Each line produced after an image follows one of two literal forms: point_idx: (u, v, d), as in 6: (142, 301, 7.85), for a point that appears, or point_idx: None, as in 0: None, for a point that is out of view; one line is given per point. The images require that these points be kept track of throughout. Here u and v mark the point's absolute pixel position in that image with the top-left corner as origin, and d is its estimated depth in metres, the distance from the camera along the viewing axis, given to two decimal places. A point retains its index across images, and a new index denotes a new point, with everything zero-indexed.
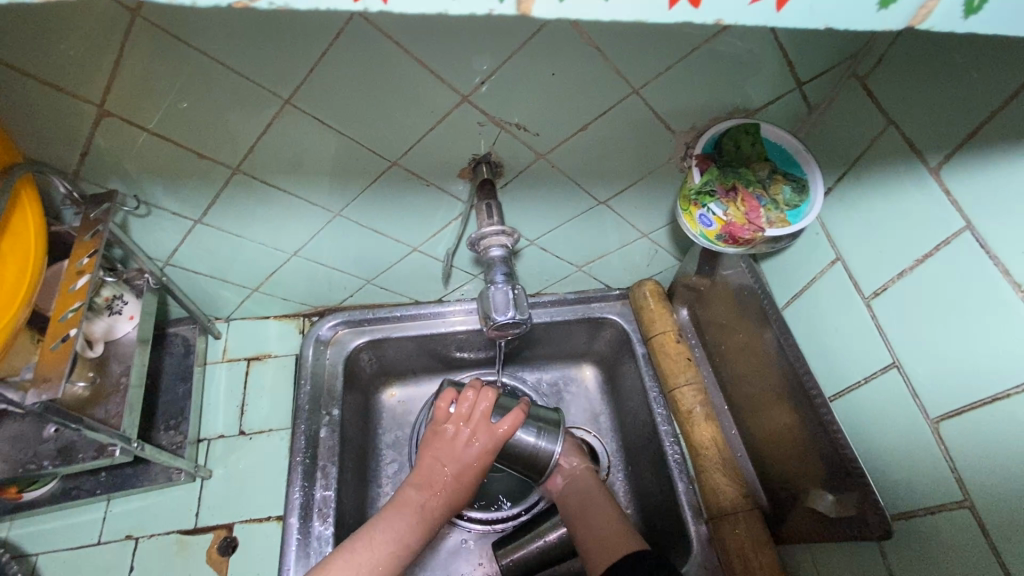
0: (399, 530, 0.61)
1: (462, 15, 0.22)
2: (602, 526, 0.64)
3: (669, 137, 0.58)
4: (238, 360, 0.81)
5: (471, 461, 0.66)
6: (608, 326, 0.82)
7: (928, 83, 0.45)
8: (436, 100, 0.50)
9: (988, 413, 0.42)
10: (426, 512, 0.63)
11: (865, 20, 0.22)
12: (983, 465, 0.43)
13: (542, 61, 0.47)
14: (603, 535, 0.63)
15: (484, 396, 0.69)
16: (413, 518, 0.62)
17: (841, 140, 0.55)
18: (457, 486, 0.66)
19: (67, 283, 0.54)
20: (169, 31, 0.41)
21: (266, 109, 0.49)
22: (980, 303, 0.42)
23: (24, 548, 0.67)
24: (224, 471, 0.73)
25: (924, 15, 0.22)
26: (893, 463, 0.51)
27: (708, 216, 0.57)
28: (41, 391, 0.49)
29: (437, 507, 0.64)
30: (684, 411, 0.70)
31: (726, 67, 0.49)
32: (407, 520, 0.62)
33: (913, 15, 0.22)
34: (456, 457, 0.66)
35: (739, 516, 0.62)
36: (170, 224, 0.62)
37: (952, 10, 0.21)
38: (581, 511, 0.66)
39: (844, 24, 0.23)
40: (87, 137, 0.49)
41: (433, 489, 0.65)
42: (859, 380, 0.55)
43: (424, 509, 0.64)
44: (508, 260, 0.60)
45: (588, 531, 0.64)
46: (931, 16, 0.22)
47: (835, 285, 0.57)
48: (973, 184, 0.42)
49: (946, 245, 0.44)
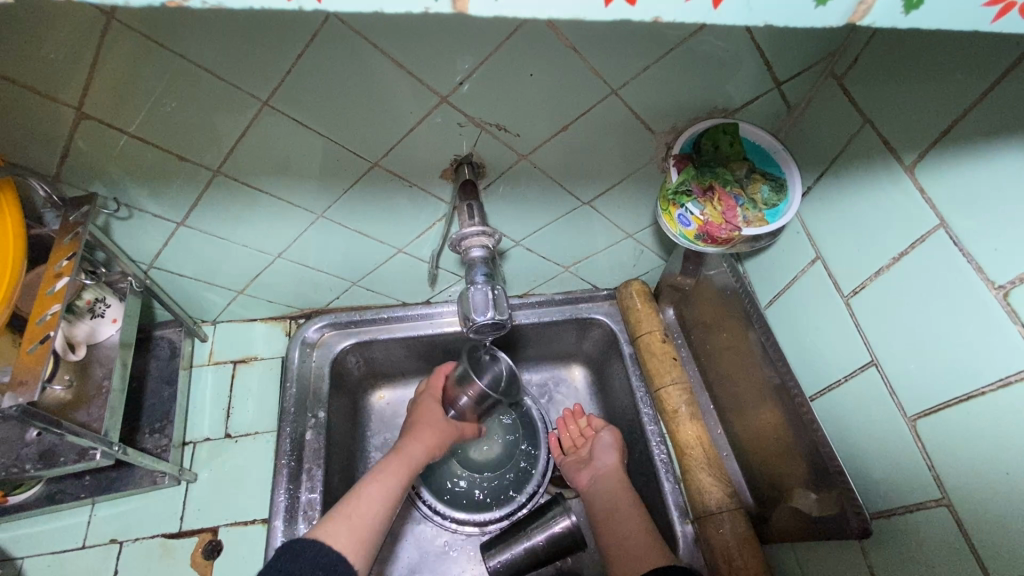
0: (384, 473, 0.63)
1: (399, 12, 0.22)
2: (633, 527, 0.64)
3: (650, 137, 0.58)
4: (225, 363, 0.81)
5: (431, 409, 0.73)
6: (595, 326, 0.82)
7: (905, 80, 0.45)
8: (416, 102, 0.50)
9: (964, 411, 0.42)
10: (409, 457, 0.66)
11: (804, 16, 0.22)
12: (960, 462, 0.43)
13: (520, 62, 0.47)
14: (629, 541, 0.63)
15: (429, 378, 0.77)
16: (394, 463, 0.65)
17: (820, 139, 0.55)
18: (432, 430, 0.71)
19: (45, 286, 0.54)
20: (146, 34, 0.41)
21: (245, 111, 0.49)
22: (956, 301, 0.42)
23: (7, 553, 0.67)
24: (209, 474, 0.73)
25: (864, 11, 0.22)
26: (872, 461, 0.52)
27: (686, 215, 0.57)
28: (17, 395, 0.49)
29: (415, 452, 0.67)
30: (669, 410, 0.70)
31: (704, 67, 0.50)
32: (388, 468, 0.64)
33: (853, 11, 0.22)
34: (419, 411, 0.73)
35: (725, 515, 0.62)
36: (153, 227, 0.62)
37: (893, 5, 0.22)
38: (613, 513, 0.67)
39: (782, 21, 0.23)
40: (66, 140, 0.49)
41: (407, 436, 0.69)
42: (839, 379, 0.55)
43: (403, 454, 0.67)
44: (488, 260, 0.60)
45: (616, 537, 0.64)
46: (871, 12, 0.22)
47: (816, 284, 0.57)
48: (946, 182, 0.43)
49: (922, 243, 0.45)
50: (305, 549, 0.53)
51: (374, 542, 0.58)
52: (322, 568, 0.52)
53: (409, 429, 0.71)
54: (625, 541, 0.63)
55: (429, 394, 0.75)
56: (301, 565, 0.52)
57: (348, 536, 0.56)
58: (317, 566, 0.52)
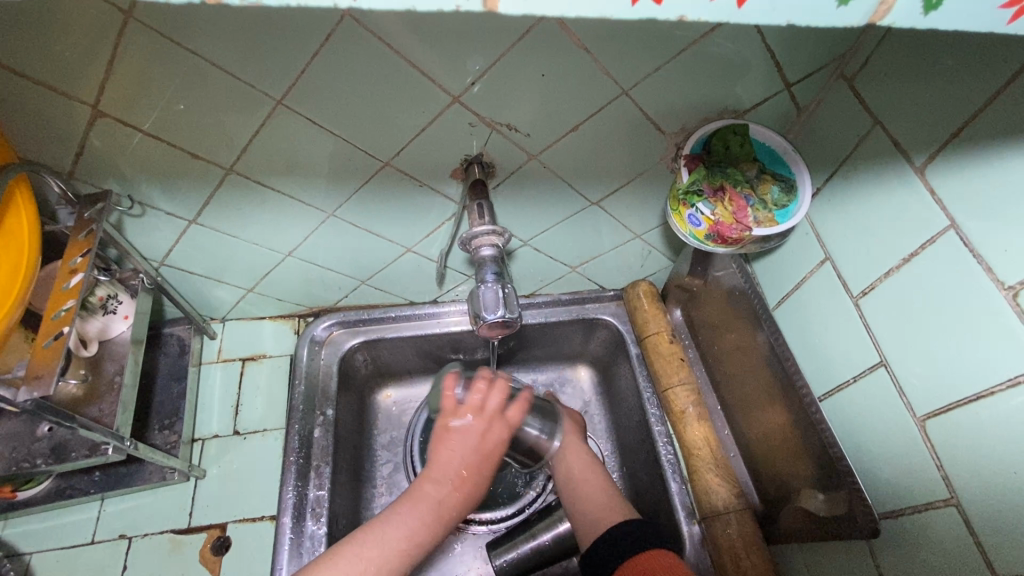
0: (414, 523, 0.55)
1: (428, 11, 0.23)
2: (596, 492, 0.61)
3: (660, 138, 0.58)
4: (233, 360, 0.82)
5: (489, 453, 0.61)
6: (602, 326, 0.82)
7: (916, 81, 0.45)
8: (427, 102, 0.51)
9: (973, 411, 0.42)
10: (442, 507, 0.57)
11: (826, 16, 0.23)
12: (969, 462, 0.43)
13: (530, 62, 0.47)
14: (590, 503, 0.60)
15: (495, 390, 0.63)
16: (427, 511, 0.56)
17: (830, 140, 0.55)
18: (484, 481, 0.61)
19: (59, 282, 0.54)
20: (161, 32, 0.42)
21: (258, 110, 0.50)
22: (966, 302, 0.42)
23: (17, 548, 0.67)
24: (218, 471, 0.73)
25: (884, 11, 0.22)
26: (881, 461, 0.52)
27: (696, 215, 0.57)
28: (32, 389, 0.50)
29: (452, 504, 0.58)
30: (676, 411, 0.70)
31: (714, 68, 0.50)
32: (421, 516, 0.56)
33: (873, 11, 0.22)
34: (468, 447, 0.60)
35: (732, 515, 0.62)
36: (164, 224, 0.63)
37: (914, 5, 0.22)
38: (580, 490, 0.62)
39: (807, 23, 0.23)
40: (82, 137, 0.50)
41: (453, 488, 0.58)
42: (848, 379, 0.55)
43: (440, 506, 0.57)
44: (499, 259, 0.61)
45: (585, 511, 0.60)
46: (891, 13, 0.22)
47: (826, 285, 0.57)
48: (957, 184, 0.43)
49: (932, 244, 0.45)
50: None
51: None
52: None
53: (457, 472, 0.59)
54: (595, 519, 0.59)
55: (493, 425, 0.61)
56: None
57: None
58: None
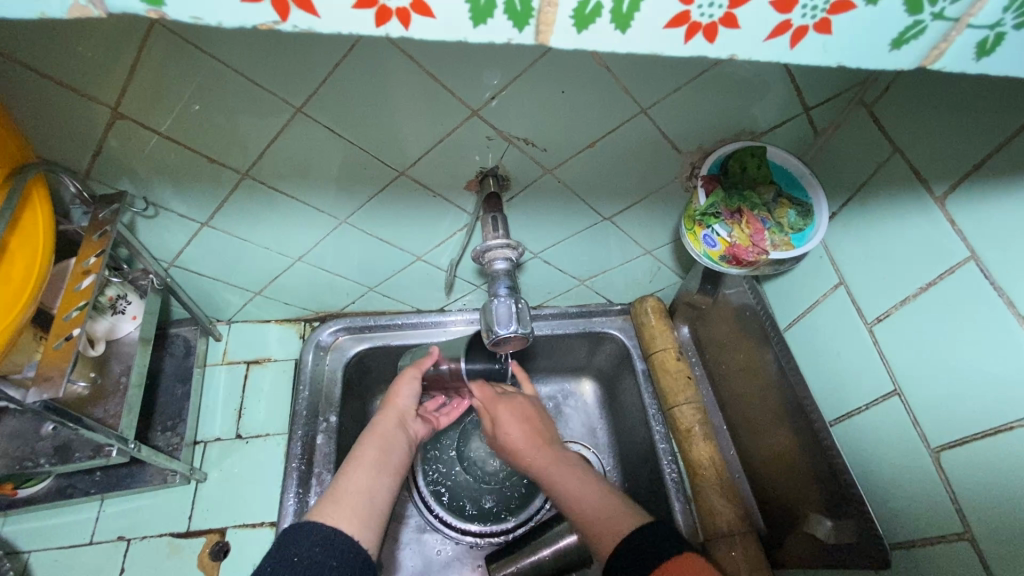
0: (371, 457, 0.60)
1: (481, 43, 0.24)
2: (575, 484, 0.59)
3: (676, 157, 0.58)
4: (238, 362, 0.81)
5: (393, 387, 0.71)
6: (608, 340, 0.82)
7: (936, 113, 0.45)
8: (446, 114, 0.50)
9: (992, 445, 0.42)
10: (385, 433, 0.64)
11: (879, 59, 0.24)
12: (985, 500, 0.43)
13: (551, 80, 0.47)
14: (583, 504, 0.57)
15: None
16: (373, 441, 0.62)
17: (847, 165, 0.55)
18: (412, 377, 0.69)
19: (72, 282, 0.54)
20: (186, 39, 0.41)
21: (278, 117, 0.50)
22: (986, 335, 0.42)
23: (15, 546, 0.67)
24: (219, 474, 0.73)
25: (937, 55, 0.24)
26: (892, 490, 0.52)
27: (712, 237, 0.57)
28: (42, 391, 0.49)
29: (387, 424, 0.65)
30: (682, 429, 0.70)
31: (734, 89, 0.50)
32: (373, 447, 0.61)
33: (925, 56, 0.24)
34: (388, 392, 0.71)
35: (736, 538, 0.61)
36: (177, 225, 0.63)
37: (967, 48, 0.23)
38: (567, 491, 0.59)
39: (856, 64, 0.25)
40: (100, 138, 0.50)
41: (382, 409, 0.67)
42: (861, 407, 0.55)
43: (382, 432, 0.63)
44: (511, 273, 0.61)
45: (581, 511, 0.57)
46: (943, 57, 0.24)
47: (839, 310, 0.57)
48: (977, 216, 0.43)
49: (951, 274, 0.45)
50: (312, 532, 0.51)
51: (376, 519, 0.55)
52: (319, 545, 0.50)
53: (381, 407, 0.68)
54: (591, 528, 0.55)
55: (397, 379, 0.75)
56: (296, 548, 0.50)
57: (335, 510, 0.53)
58: (313, 543, 0.50)
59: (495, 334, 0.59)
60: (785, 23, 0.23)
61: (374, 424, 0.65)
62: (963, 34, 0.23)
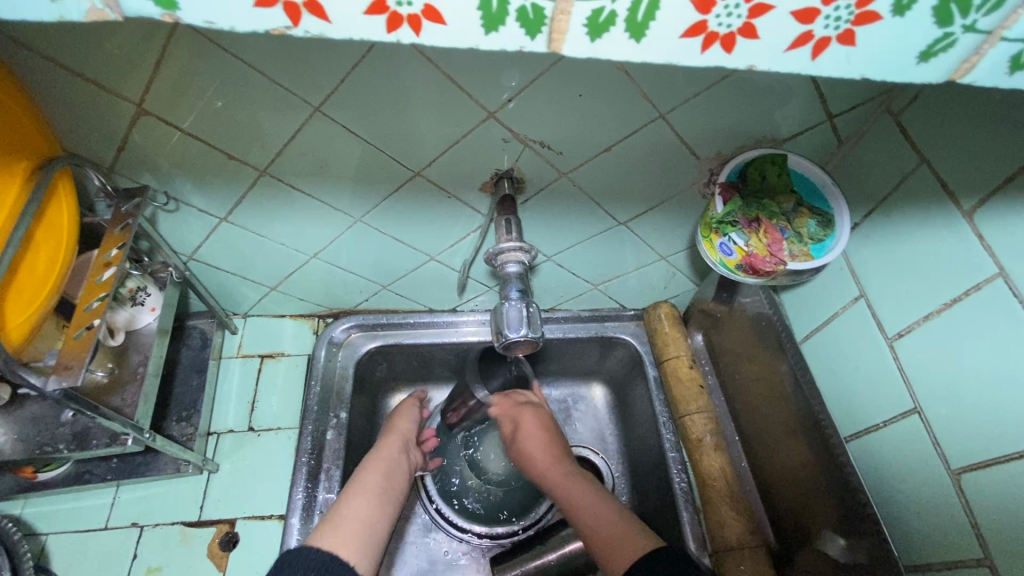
0: (374, 484, 0.61)
1: (493, 50, 0.24)
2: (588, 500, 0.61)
3: (695, 162, 0.57)
4: (253, 355, 0.83)
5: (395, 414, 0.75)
6: (620, 345, 0.81)
7: (966, 124, 0.43)
8: (462, 115, 0.50)
9: (1016, 469, 0.41)
10: (389, 459, 0.65)
11: (905, 73, 0.23)
12: (1007, 527, 0.41)
13: (567, 84, 0.47)
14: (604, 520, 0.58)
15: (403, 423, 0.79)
16: (373, 467, 0.63)
17: (871, 175, 0.54)
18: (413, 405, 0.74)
19: (93, 274, 0.55)
20: (209, 38, 0.42)
21: (296, 115, 0.50)
22: (1013, 355, 0.41)
23: (34, 528, 0.68)
24: (230, 465, 0.74)
25: (966, 70, 0.23)
26: (909, 510, 0.50)
27: (728, 245, 0.56)
28: (62, 378, 0.51)
29: (389, 449, 0.67)
30: (693, 438, 0.69)
31: (755, 96, 0.49)
32: (374, 474, 0.62)
33: (954, 70, 0.23)
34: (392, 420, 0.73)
35: (745, 552, 0.60)
36: (197, 220, 0.64)
37: (998, 63, 0.22)
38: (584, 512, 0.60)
39: (881, 76, 0.24)
40: (124, 133, 0.51)
41: (387, 433, 0.69)
42: (879, 423, 0.53)
43: (384, 460, 0.65)
44: (523, 276, 0.61)
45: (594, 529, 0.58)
46: (973, 71, 0.23)
47: (858, 323, 0.56)
48: (1009, 232, 0.41)
49: (978, 291, 0.43)
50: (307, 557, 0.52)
51: (373, 544, 0.56)
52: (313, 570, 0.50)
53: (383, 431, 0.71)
54: (605, 543, 0.56)
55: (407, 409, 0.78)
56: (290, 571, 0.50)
57: (332, 537, 0.54)
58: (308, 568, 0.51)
59: (504, 340, 0.59)
60: (806, 34, 0.22)
61: (375, 451, 0.66)
62: (997, 48, 0.22)
